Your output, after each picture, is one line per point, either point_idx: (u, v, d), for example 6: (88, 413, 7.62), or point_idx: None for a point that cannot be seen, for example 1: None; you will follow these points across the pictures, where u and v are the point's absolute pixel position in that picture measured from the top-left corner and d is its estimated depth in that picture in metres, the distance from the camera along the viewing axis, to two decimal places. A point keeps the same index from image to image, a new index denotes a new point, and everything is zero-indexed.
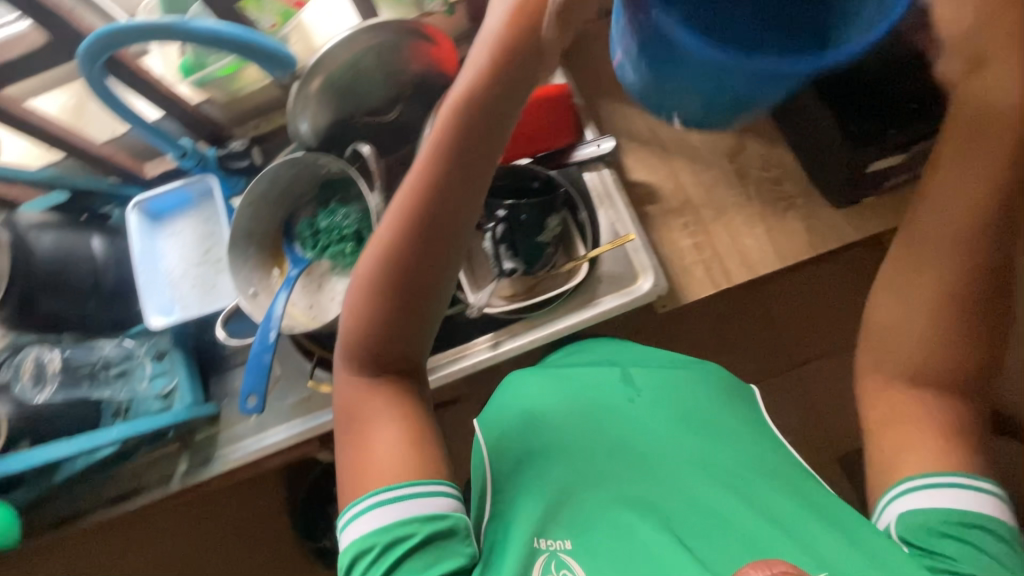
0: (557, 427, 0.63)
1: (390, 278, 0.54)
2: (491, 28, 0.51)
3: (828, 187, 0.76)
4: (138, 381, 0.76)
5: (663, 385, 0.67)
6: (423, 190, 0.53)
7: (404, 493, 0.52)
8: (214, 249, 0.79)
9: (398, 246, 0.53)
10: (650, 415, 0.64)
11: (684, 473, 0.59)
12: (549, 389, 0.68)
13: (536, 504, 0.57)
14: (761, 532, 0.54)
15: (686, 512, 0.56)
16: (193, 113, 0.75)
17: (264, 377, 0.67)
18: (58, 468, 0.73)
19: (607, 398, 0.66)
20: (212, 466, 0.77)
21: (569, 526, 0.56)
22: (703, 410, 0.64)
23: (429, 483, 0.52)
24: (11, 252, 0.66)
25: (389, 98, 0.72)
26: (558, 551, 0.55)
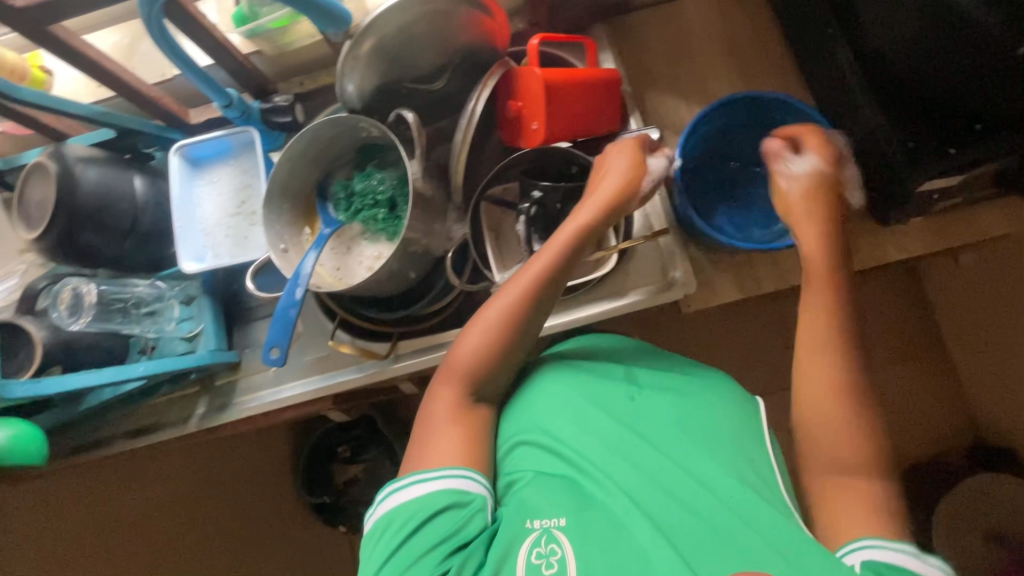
0: (563, 410, 0.64)
1: (523, 320, 0.64)
2: (620, 174, 0.66)
3: (876, 204, 0.75)
4: (166, 322, 0.78)
5: (675, 387, 0.66)
6: (542, 281, 0.64)
7: (439, 474, 0.58)
8: (249, 201, 0.79)
9: (511, 319, 0.64)
10: (652, 413, 0.63)
11: (682, 475, 0.57)
12: (562, 380, 0.67)
13: (529, 488, 0.59)
14: (744, 541, 0.50)
15: (670, 511, 0.55)
16: (242, 63, 0.74)
17: (288, 332, 0.67)
18: (83, 398, 0.74)
19: (618, 391, 0.66)
20: (229, 412, 0.80)
21: (562, 507, 0.56)
22: (705, 424, 0.61)
23: (458, 468, 0.58)
24: (57, 182, 0.68)
25: (439, 66, 0.72)
26: (550, 528, 0.55)
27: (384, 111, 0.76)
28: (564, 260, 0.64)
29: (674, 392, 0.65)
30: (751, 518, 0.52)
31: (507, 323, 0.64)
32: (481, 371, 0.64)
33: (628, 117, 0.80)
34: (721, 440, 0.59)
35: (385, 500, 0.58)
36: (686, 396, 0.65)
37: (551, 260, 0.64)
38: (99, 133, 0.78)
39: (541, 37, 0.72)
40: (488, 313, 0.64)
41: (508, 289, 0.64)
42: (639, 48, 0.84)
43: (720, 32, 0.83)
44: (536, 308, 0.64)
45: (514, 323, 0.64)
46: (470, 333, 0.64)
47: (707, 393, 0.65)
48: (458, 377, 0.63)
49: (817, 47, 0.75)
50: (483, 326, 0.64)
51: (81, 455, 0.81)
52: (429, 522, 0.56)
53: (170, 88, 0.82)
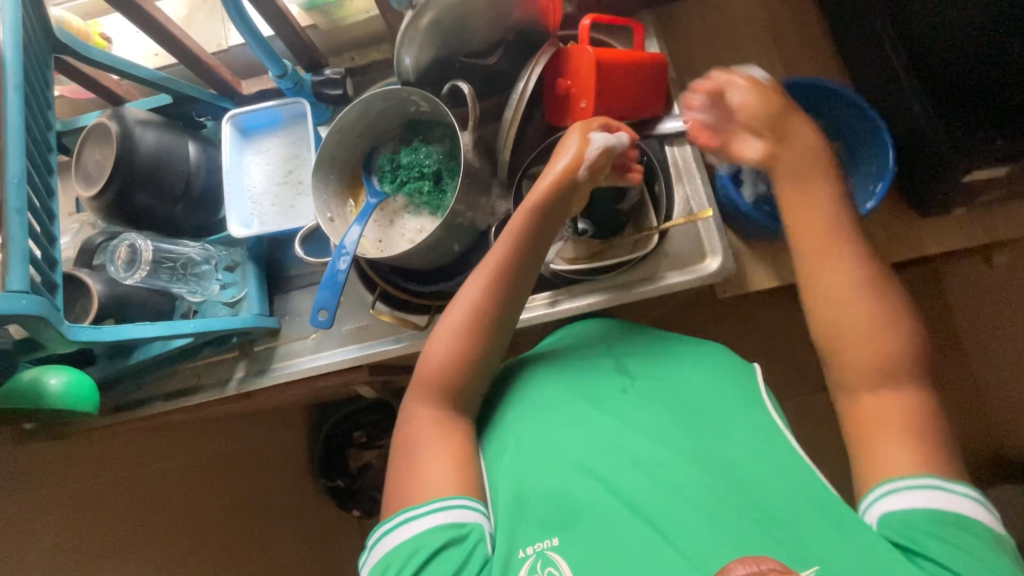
0: (537, 419, 0.63)
1: (503, 288, 0.64)
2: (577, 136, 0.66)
3: (918, 196, 0.75)
4: (211, 284, 0.80)
5: (655, 379, 0.65)
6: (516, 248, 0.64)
7: (431, 505, 0.55)
8: (296, 171, 0.81)
9: (489, 291, 0.64)
10: (642, 409, 0.62)
11: (677, 469, 0.56)
12: (549, 388, 0.66)
13: (510, 506, 0.57)
14: (745, 525, 0.50)
15: (668, 509, 0.53)
16: (299, 35, 0.77)
17: (337, 294, 0.69)
18: (132, 351, 0.76)
19: (594, 393, 0.64)
20: (267, 376, 0.81)
21: (550, 525, 0.55)
22: (693, 404, 0.61)
23: (444, 501, 0.55)
24: (118, 143, 0.70)
25: (492, 42, 0.74)
26: (545, 550, 0.53)
27: (434, 86, 0.77)
28: (519, 252, 0.65)
29: (663, 385, 0.64)
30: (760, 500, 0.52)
31: (472, 319, 0.63)
32: (466, 351, 0.63)
33: (672, 102, 0.81)
34: (728, 415, 0.59)
35: (378, 544, 0.57)
36: (666, 388, 0.63)
37: (503, 251, 0.64)
38: (155, 99, 0.80)
39: (591, 18, 0.73)
40: (450, 323, 0.64)
41: (467, 290, 0.64)
42: (682, 35, 0.85)
43: (763, 24, 0.84)
44: (501, 297, 0.64)
45: (477, 318, 0.63)
46: (438, 340, 0.64)
47: (693, 368, 0.65)
48: (435, 392, 0.62)
49: (862, 38, 0.75)
50: (447, 334, 0.63)
51: (122, 413, 0.82)
52: (430, 560, 0.53)
53: (225, 59, 0.85)
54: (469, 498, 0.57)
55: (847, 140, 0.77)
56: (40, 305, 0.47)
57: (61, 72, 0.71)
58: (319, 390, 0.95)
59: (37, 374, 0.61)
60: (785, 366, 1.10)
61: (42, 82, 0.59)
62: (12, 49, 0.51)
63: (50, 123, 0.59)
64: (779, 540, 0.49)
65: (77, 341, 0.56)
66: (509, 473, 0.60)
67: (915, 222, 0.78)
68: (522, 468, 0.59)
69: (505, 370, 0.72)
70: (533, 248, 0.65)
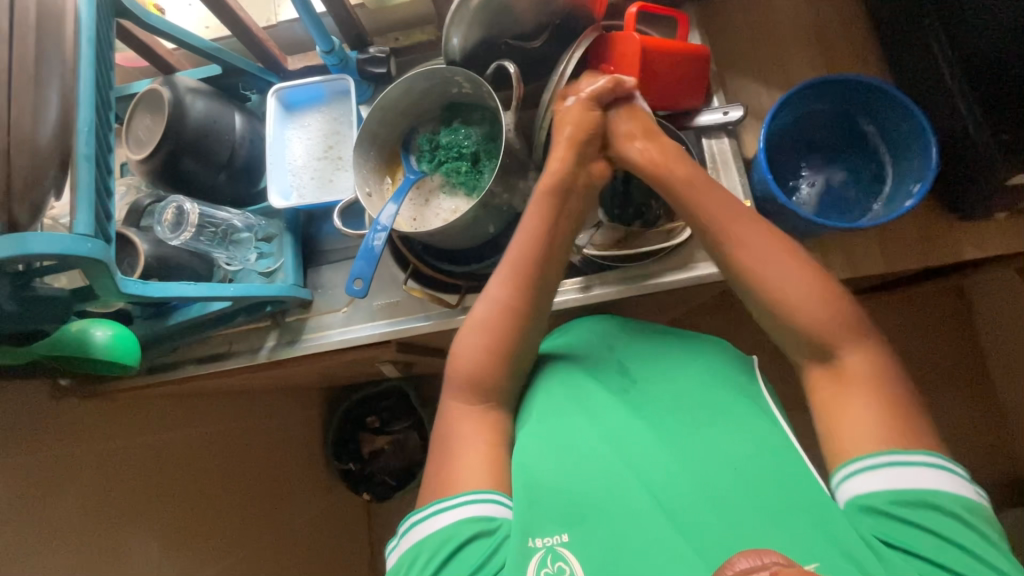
0: (548, 413, 0.62)
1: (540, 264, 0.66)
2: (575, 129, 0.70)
3: (958, 198, 0.75)
4: (248, 254, 0.82)
5: (667, 379, 0.64)
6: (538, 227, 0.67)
7: (466, 498, 0.54)
8: (336, 147, 0.83)
9: (523, 267, 0.65)
10: (654, 405, 0.61)
11: (694, 462, 0.54)
12: (558, 385, 0.65)
13: (519, 499, 0.54)
14: (772, 520, 0.49)
15: (685, 504, 0.52)
16: (348, 12, 0.79)
17: (373, 266, 0.70)
18: (172, 313, 0.78)
19: (602, 389, 0.64)
20: (298, 346, 0.82)
21: (559, 519, 0.53)
22: (708, 398, 0.61)
23: (467, 494, 0.55)
24: (169, 108, 0.71)
25: (538, 26, 0.75)
26: (554, 545, 0.51)
27: (477, 69, 0.79)
28: (540, 254, 0.66)
29: (674, 382, 0.63)
30: (786, 495, 0.50)
31: (499, 319, 0.64)
32: (502, 328, 0.63)
33: (712, 95, 0.81)
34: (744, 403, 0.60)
35: (408, 534, 0.56)
36: (676, 384, 0.63)
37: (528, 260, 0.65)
38: (205, 70, 0.82)
39: (638, 6, 0.73)
40: (488, 304, 0.65)
41: (496, 287, 0.65)
42: (723, 30, 0.85)
43: (806, 21, 0.84)
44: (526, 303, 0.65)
45: (502, 321, 0.64)
46: (465, 339, 0.64)
47: (712, 364, 0.65)
48: (469, 390, 0.62)
49: (909, 39, 0.75)
50: (474, 333, 0.64)
51: (155, 375, 0.84)
52: (458, 550, 0.52)
53: (274, 35, 0.89)
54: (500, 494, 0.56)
55: (890, 138, 0.76)
56: (101, 250, 0.50)
57: (119, 38, 0.74)
58: (343, 365, 0.96)
59: (84, 326, 0.63)
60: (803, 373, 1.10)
61: (106, 42, 0.61)
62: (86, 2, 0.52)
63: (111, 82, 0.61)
64: (817, 535, 0.48)
65: (125, 294, 0.58)
66: (517, 468, 0.58)
67: (952, 226, 0.78)
68: (530, 460, 0.57)
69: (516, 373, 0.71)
70: (549, 263, 0.66)
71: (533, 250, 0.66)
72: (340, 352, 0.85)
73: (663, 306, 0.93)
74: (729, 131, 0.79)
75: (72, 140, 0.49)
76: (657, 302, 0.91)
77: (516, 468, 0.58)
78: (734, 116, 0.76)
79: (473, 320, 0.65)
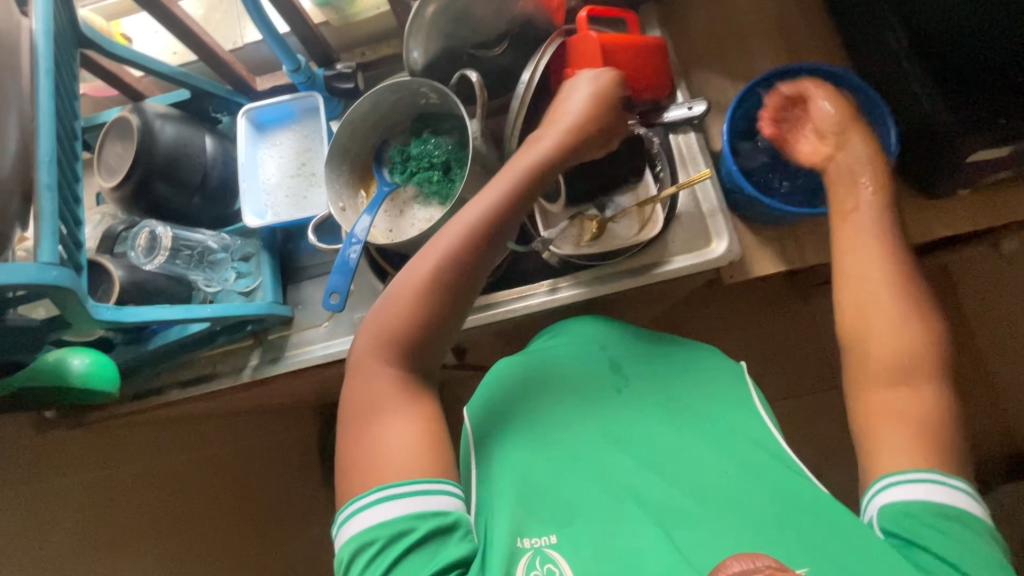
0: (533, 415, 0.62)
1: (514, 201, 0.62)
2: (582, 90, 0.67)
3: (923, 177, 0.76)
4: (226, 275, 0.82)
5: (650, 383, 0.65)
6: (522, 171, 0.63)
7: (420, 488, 0.51)
8: (309, 163, 0.83)
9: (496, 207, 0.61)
10: (640, 405, 0.63)
11: (680, 461, 0.57)
12: (550, 385, 0.65)
13: (509, 498, 0.56)
14: (751, 522, 0.51)
15: (670, 502, 0.54)
16: (312, 29, 0.80)
17: (348, 279, 0.71)
18: (150, 338, 0.78)
19: (590, 389, 0.64)
20: (281, 364, 0.82)
21: (549, 522, 0.54)
22: (691, 405, 0.63)
23: (388, 492, 0.51)
24: (138, 135, 0.72)
25: (498, 34, 0.77)
26: (543, 548, 0.52)
27: (442, 79, 0.80)
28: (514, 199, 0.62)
29: (661, 385, 0.65)
30: (766, 495, 0.53)
31: (425, 290, 0.59)
32: (464, 265, 0.60)
33: (676, 90, 0.82)
34: (722, 412, 0.61)
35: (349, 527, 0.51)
36: (660, 388, 0.65)
37: (464, 235, 0.60)
38: (174, 95, 0.83)
39: (589, 10, 0.76)
40: (449, 233, 0.61)
41: (454, 224, 0.61)
42: (682, 27, 0.87)
43: (764, 13, 0.85)
44: (458, 287, 0.60)
45: (451, 268, 0.59)
46: (392, 305, 0.59)
47: (696, 370, 0.67)
48: (403, 335, 0.58)
49: (864, 23, 0.76)
50: (403, 301, 0.59)
51: (140, 401, 0.84)
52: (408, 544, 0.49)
53: (242, 57, 0.90)
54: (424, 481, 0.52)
55: None
56: (67, 277, 0.50)
57: (85, 68, 0.75)
58: (329, 381, 0.97)
59: (61, 355, 0.63)
60: (790, 364, 1.10)
61: (68, 71, 0.62)
62: (43, 35, 0.53)
63: (75, 112, 0.62)
64: (788, 535, 0.49)
65: (99, 320, 0.58)
66: (509, 466, 0.58)
67: (922, 205, 0.78)
68: (517, 465, 0.58)
69: (501, 367, 0.69)
70: (516, 202, 0.62)
71: (480, 222, 0.61)
72: (323, 367, 0.85)
73: (645, 303, 0.93)
74: (694, 125, 0.80)
75: (32, 170, 0.49)
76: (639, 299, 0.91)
77: (502, 471, 0.58)
78: (698, 110, 0.76)
79: (411, 282, 0.59)
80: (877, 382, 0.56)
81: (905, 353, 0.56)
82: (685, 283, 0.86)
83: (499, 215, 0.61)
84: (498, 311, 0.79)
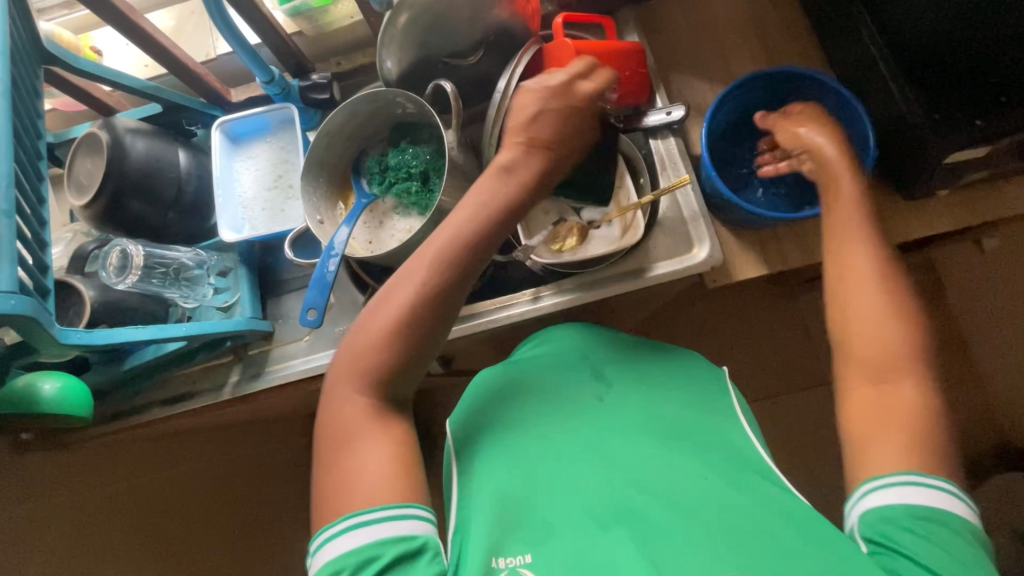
0: (512, 429, 0.62)
1: (481, 227, 0.60)
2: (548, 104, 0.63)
3: (901, 179, 0.76)
4: (203, 291, 0.81)
5: (630, 392, 0.65)
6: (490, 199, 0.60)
7: (383, 513, 0.50)
8: (285, 176, 0.82)
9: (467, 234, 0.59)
10: (620, 415, 0.62)
11: (657, 473, 0.56)
12: (531, 398, 0.65)
13: (484, 518, 0.55)
14: (726, 536, 0.50)
15: (646, 517, 0.53)
16: (284, 39, 0.79)
17: (326, 294, 0.70)
18: (127, 357, 0.77)
19: (569, 400, 0.64)
20: (262, 380, 0.81)
21: (525, 540, 0.53)
22: (670, 415, 0.62)
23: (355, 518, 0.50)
24: (108, 151, 0.70)
25: (473, 42, 0.76)
26: (518, 567, 0.51)
27: (418, 88, 0.79)
28: (486, 223, 0.60)
29: (642, 394, 0.64)
30: (745, 508, 0.52)
31: (396, 326, 0.57)
32: (440, 292, 0.58)
33: (654, 94, 0.81)
34: (700, 423, 0.61)
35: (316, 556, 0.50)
36: (640, 397, 0.64)
37: (428, 273, 0.58)
38: (146, 109, 0.82)
39: (564, 16, 0.75)
40: (419, 263, 0.59)
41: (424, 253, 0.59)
42: (659, 30, 0.86)
43: (741, 15, 0.85)
44: (431, 315, 0.58)
45: (425, 298, 0.57)
46: (362, 343, 0.58)
47: (680, 382, 0.66)
48: (375, 371, 0.57)
49: (841, 25, 0.76)
50: (375, 336, 0.57)
51: (118, 421, 0.83)
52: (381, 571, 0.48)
53: (215, 68, 0.89)
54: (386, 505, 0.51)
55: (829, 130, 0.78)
56: (29, 304, 0.49)
57: (51, 84, 0.73)
58: (314, 394, 0.95)
59: (31, 380, 0.62)
60: (778, 363, 1.10)
61: (30, 89, 0.61)
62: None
63: (38, 131, 0.61)
64: (758, 547, 0.49)
65: (68, 344, 0.57)
66: (487, 483, 0.58)
67: (902, 206, 0.78)
68: (494, 486, 0.57)
69: (485, 381, 0.69)
70: (489, 228, 0.60)
71: (446, 252, 0.58)
72: (306, 381, 0.84)
73: (631, 307, 0.93)
74: (674, 130, 0.79)
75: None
76: (624, 304, 0.91)
77: (482, 488, 0.58)
78: (677, 115, 0.77)
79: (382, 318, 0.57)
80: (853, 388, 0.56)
81: (883, 358, 0.56)
82: (669, 288, 0.85)
83: (474, 242, 0.59)
84: (480, 323, 0.79)
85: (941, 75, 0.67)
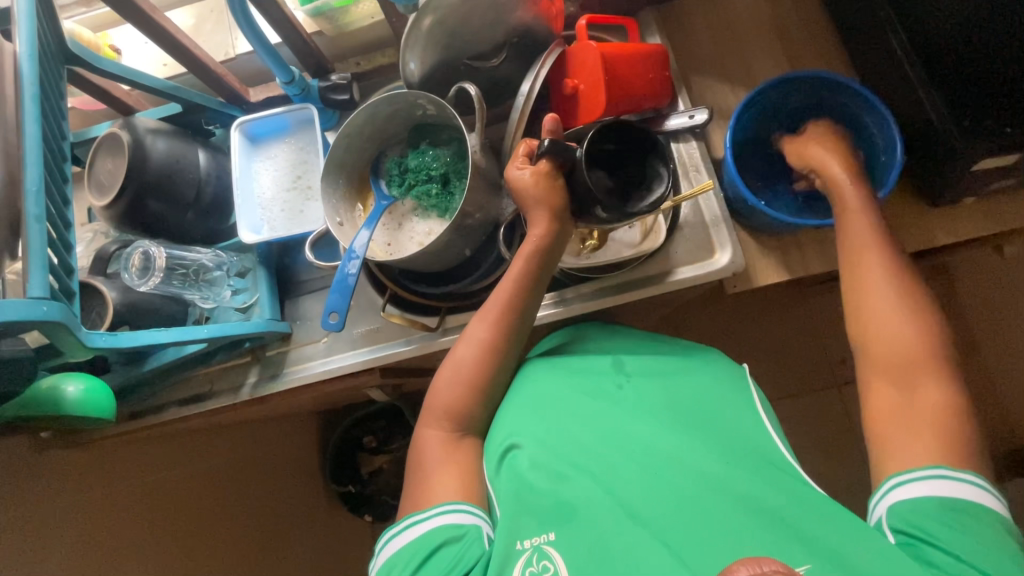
0: (536, 418, 0.63)
1: (536, 271, 0.67)
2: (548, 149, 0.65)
3: (925, 185, 0.75)
4: (222, 290, 0.81)
5: (654, 382, 0.65)
6: (538, 245, 0.67)
7: (436, 511, 0.58)
8: (304, 177, 0.81)
9: (523, 279, 0.67)
10: (642, 405, 0.63)
11: (679, 459, 0.56)
12: (558, 387, 0.65)
13: (509, 501, 0.57)
14: (746, 528, 0.50)
15: (666, 503, 0.54)
16: (305, 39, 0.79)
17: (347, 298, 0.69)
18: (146, 358, 0.77)
19: (594, 390, 0.65)
20: (279, 381, 0.81)
21: (547, 520, 0.55)
22: (695, 405, 0.62)
23: (411, 516, 0.59)
24: (129, 152, 0.70)
25: (496, 44, 0.76)
26: (541, 545, 0.53)
27: (438, 90, 0.79)
28: (538, 261, 0.67)
29: (665, 385, 0.64)
30: (768, 502, 0.52)
31: (476, 364, 0.66)
32: (508, 330, 0.67)
33: (677, 97, 0.80)
34: (729, 418, 0.60)
35: (383, 549, 0.59)
36: (664, 389, 0.64)
37: (495, 319, 0.66)
38: (165, 108, 0.82)
39: (588, 18, 0.74)
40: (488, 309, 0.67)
41: (490, 302, 0.68)
42: (681, 31, 0.86)
43: (765, 17, 0.84)
44: (498, 352, 0.67)
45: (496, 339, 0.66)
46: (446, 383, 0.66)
47: (708, 373, 0.65)
48: (444, 414, 0.65)
49: (867, 30, 0.75)
50: (452, 375, 0.66)
51: (136, 420, 0.83)
52: (434, 554, 0.55)
53: (233, 68, 0.89)
54: (439, 504, 0.58)
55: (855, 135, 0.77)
56: (58, 311, 0.49)
57: (73, 84, 0.73)
58: (328, 394, 0.95)
59: (55, 382, 0.62)
60: (791, 363, 1.09)
61: (56, 91, 0.60)
62: (28, 58, 0.53)
63: (64, 132, 0.61)
64: (786, 545, 0.48)
65: (93, 348, 0.57)
66: (513, 469, 0.60)
67: (926, 213, 0.78)
68: (521, 471, 0.59)
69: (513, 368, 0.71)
70: (541, 269, 0.67)
71: (508, 297, 0.67)
72: (323, 382, 0.84)
73: (648, 310, 0.92)
74: (696, 134, 0.79)
75: (20, 202, 0.48)
76: (641, 308, 0.90)
77: (509, 472, 0.60)
78: (700, 120, 0.76)
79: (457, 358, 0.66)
80: (881, 393, 0.56)
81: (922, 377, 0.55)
82: (688, 292, 0.85)
83: (528, 283, 0.67)
84: None
85: (970, 81, 0.66)
